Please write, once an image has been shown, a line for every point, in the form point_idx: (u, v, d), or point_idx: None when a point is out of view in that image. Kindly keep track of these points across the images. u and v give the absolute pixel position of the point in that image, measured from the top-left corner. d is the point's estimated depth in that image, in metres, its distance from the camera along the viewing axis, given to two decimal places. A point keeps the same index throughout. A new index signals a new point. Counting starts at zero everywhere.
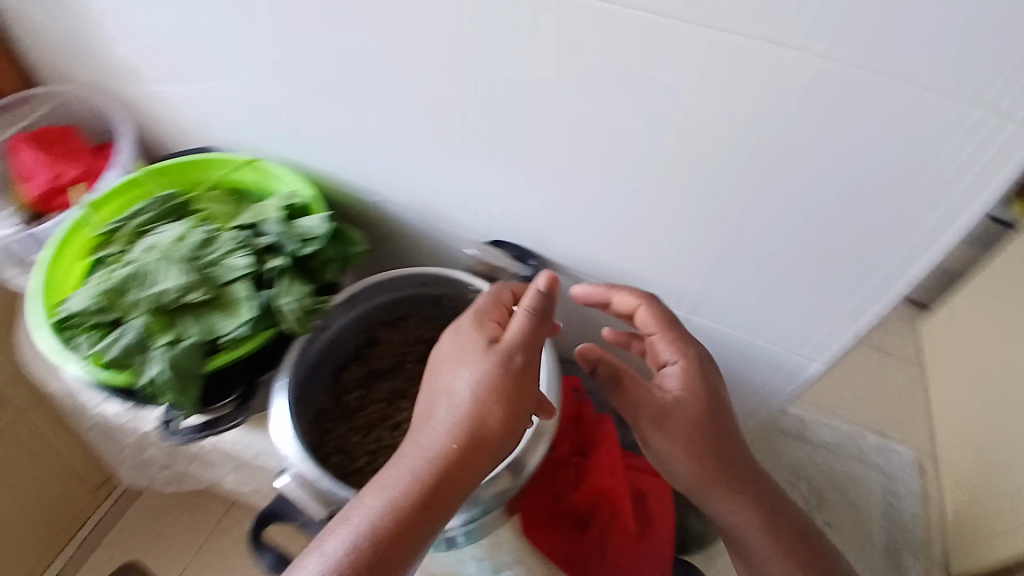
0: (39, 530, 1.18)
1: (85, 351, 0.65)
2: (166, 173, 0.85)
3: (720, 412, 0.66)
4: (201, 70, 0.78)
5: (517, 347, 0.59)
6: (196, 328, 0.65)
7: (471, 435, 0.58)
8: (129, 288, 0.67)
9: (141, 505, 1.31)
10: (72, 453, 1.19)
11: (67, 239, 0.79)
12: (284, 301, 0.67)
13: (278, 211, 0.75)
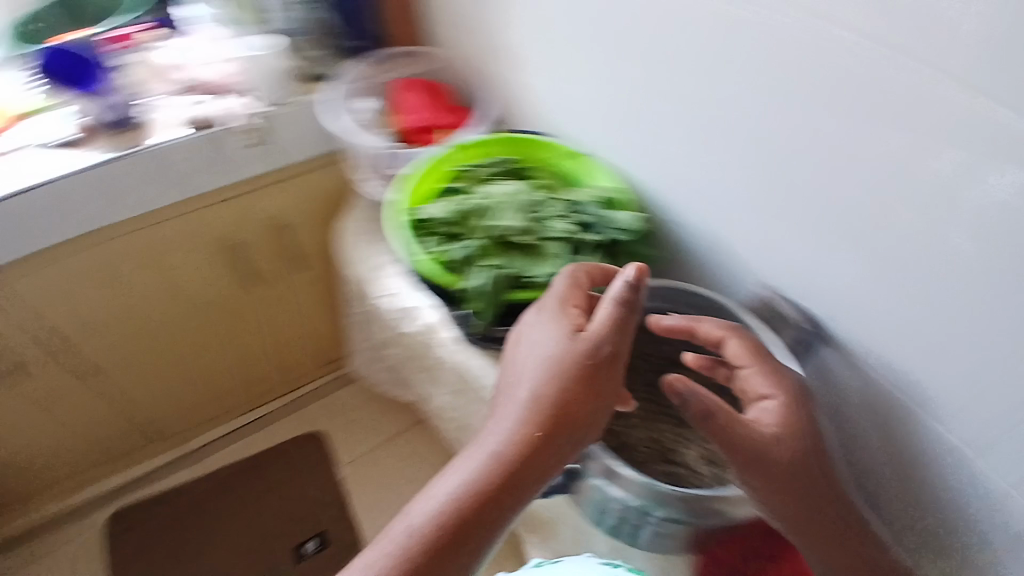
0: (282, 374, 1.45)
1: (432, 249, 0.80)
2: (516, 143, 0.91)
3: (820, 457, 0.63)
4: (551, 55, 0.87)
5: (604, 338, 0.63)
6: (514, 262, 0.76)
7: (554, 419, 0.61)
8: (479, 214, 0.81)
9: (347, 391, 1.53)
10: (328, 329, 1.42)
11: (429, 169, 0.88)
12: (587, 268, 0.75)
13: (602, 195, 0.81)
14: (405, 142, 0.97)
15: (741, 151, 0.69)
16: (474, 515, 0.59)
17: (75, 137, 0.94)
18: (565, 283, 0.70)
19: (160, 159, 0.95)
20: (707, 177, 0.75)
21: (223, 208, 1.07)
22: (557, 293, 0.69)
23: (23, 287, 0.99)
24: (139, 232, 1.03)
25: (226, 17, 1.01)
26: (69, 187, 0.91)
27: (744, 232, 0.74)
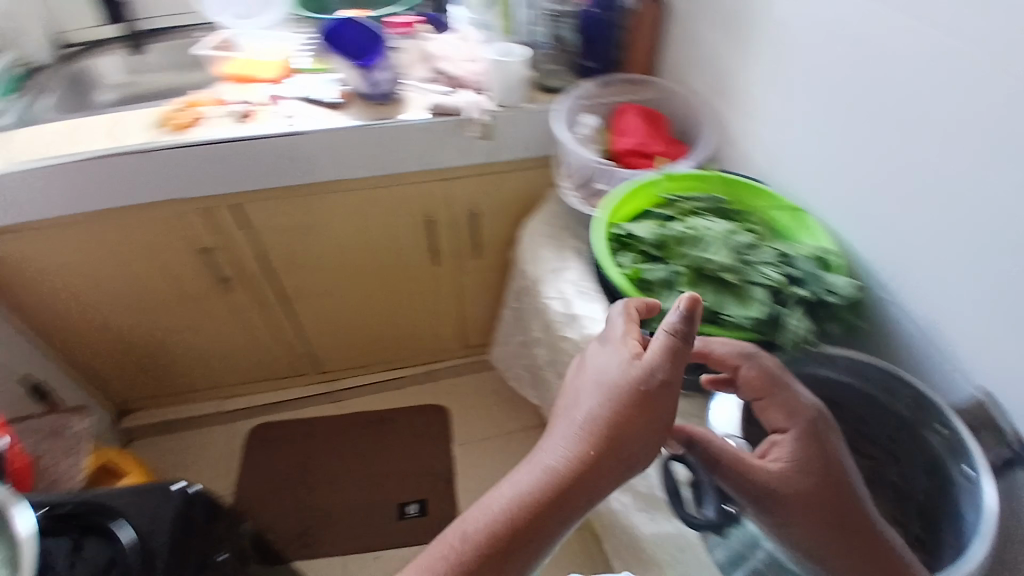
0: (427, 343, 1.55)
1: (626, 264, 0.74)
2: (728, 184, 0.88)
3: (846, 499, 0.56)
4: (792, 106, 0.84)
5: (662, 364, 0.58)
6: (714, 298, 0.70)
7: (603, 441, 0.57)
8: (681, 241, 0.73)
9: (476, 376, 1.62)
10: (479, 315, 1.50)
11: (634, 189, 0.86)
12: (794, 320, 0.67)
13: (815, 255, 0.74)
14: (620, 165, 0.96)
15: (996, 252, 0.61)
16: (521, 534, 0.56)
17: (337, 100, 1.03)
18: (626, 313, 0.67)
19: (402, 133, 1.02)
20: (942, 266, 0.68)
21: (436, 188, 1.15)
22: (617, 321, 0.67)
23: (263, 213, 1.11)
24: (364, 192, 1.13)
25: (487, 20, 1.06)
26: (324, 140, 1.00)
27: (975, 331, 0.66)
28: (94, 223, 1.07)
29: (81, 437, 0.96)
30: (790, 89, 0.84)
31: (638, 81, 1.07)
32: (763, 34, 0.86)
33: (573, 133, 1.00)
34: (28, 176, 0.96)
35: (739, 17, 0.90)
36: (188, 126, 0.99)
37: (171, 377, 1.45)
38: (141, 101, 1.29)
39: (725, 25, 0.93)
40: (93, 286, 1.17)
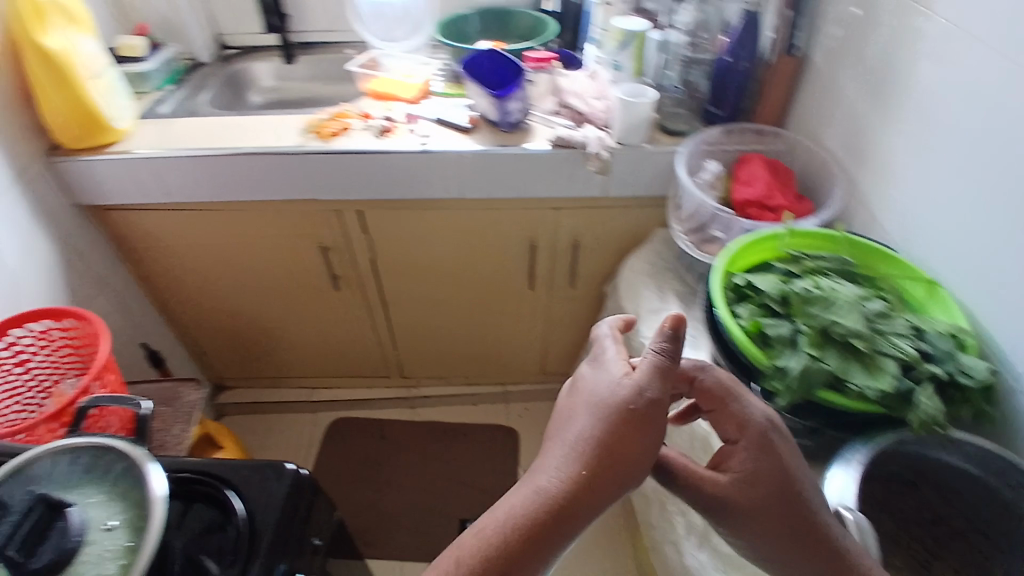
0: (509, 364, 1.57)
1: (743, 316, 0.72)
2: (857, 247, 0.84)
3: (800, 509, 0.56)
4: (933, 177, 0.80)
5: (652, 382, 0.59)
6: (838, 363, 0.66)
7: (596, 460, 0.56)
8: (807, 299, 0.70)
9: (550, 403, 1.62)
10: (564, 344, 1.51)
11: (757, 240, 0.84)
12: (926, 399, 0.62)
13: (950, 334, 0.70)
14: (740, 215, 0.94)
15: None
16: (517, 561, 0.53)
17: (468, 125, 1.10)
18: (612, 335, 0.68)
19: (524, 161, 1.07)
20: None
21: (545, 215, 1.19)
22: (604, 344, 0.67)
23: (380, 221, 1.19)
24: (478, 212, 1.18)
25: (619, 60, 1.09)
26: (452, 161, 1.07)
27: None
28: (234, 212, 1.16)
29: (193, 407, 1.01)
30: (935, 159, 0.79)
31: (765, 132, 1.06)
32: (913, 100, 0.82)
33: (693, 178, 1.00)
34: (188, 164, 1.06)
35: (889, 80, 0.87)
36: (334, 135, 1.08)
37: (265, 361, 1.52)
38: (286, 107, 1.41)
39: (873, 87, 0.90)
40: (220, 269, 1.27)
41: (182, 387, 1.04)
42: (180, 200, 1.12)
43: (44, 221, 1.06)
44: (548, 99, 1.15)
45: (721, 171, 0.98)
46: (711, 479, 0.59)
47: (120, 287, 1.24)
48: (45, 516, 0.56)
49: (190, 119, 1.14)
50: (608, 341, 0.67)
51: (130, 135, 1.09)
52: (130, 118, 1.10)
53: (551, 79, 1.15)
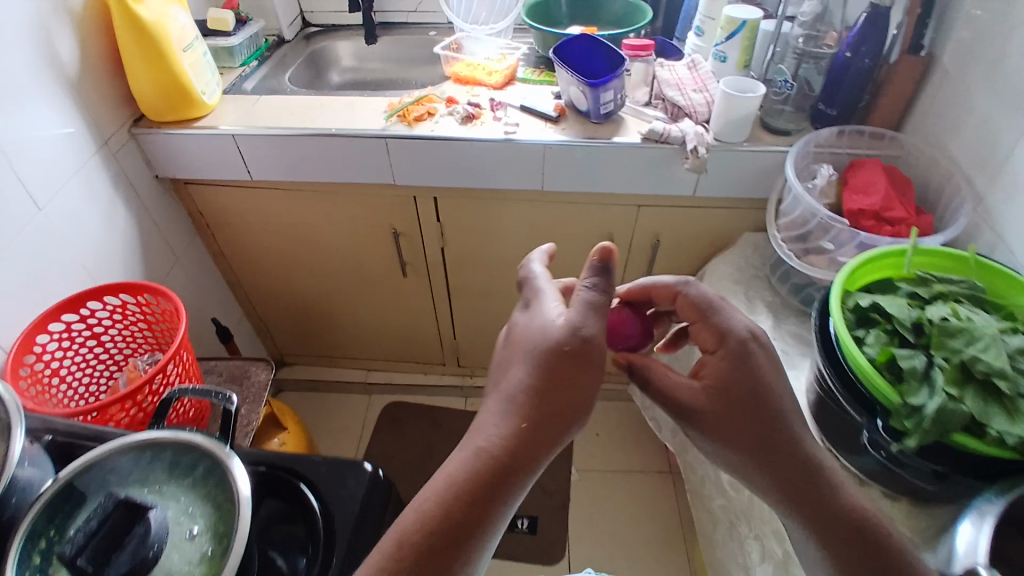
0: None
1: (870, 344, 0.65)
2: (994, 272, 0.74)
3: (766, 421, 0.56)
4: None
5: (584, 320, 0.60)
6: (978, 404, 0.58)
7: (536, 409, 0.57)
8: (945, 330, 0.62)
9: (606, 405, 1.58)
10: None
11: (880, 257, 0.76)
12: None
13: None
14: (852, 226, 0.86)
15: None
16: (459, 520, 0.53)
17: (555, 113, 1.05)
18: (544, 276, 0.68)
19: (610, 154, 1.02)
20: None
21: (625, 212, 1.14)
22: (539, 286, 0.67)
23: (454, 210, 1.16)
24: (556, 206, 1.14)
25: (726, 52, 1.03)
26: (536, 152, 1.03)
27: None
28: (306, 194, 1.16)
29: (262, 388, 1.02)
30: None
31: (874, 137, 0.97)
32: None
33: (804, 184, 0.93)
34: (271, 143, 1.05)
35: None
36: (417, 120, 1.05)
37: (326, 341, 1.52)
38: (363, 88, 1.40)
39: (1012, 94, 0.80)
40: (292, 248, 1.28)
41: (251, 367, 1.05)
42: (260, 178, 1.11)
43: (128, 191, 1.07)
44: (640, 90, 1.10)
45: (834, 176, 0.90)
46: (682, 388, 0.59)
47: (197, 261, 1.26)
48: (121, 522, 0.51)
49: (275, 98, 1.13)
50: (540, 281, 0.68)
51: (218, 111, 1.09)
52: (216, 94, 1.10)
53: (647, 69, 1.10)
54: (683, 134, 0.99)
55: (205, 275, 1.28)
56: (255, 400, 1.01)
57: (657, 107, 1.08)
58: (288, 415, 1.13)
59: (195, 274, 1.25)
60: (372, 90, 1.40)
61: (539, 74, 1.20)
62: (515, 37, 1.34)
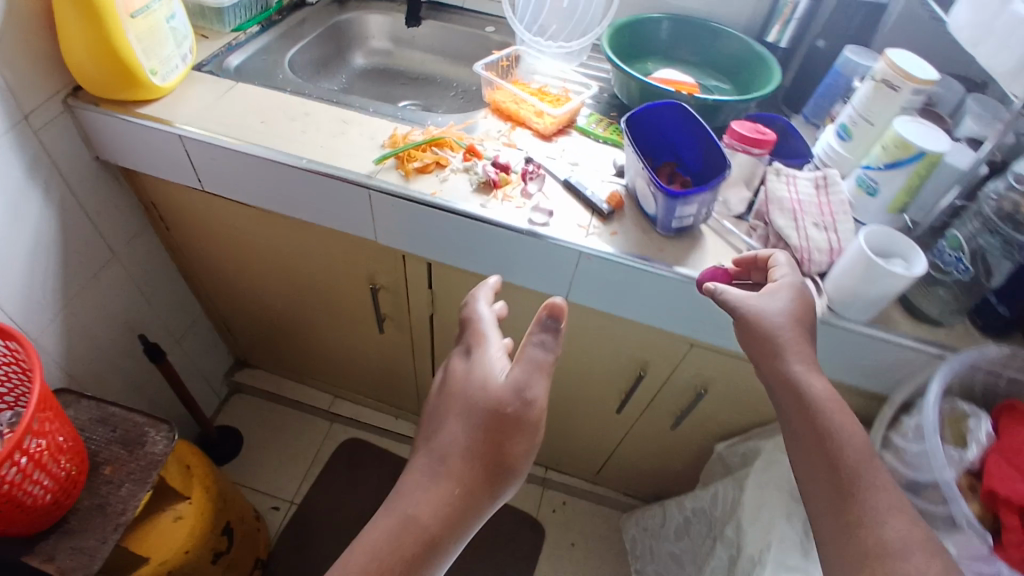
0: (558, 455, 1.27)
1: None
2: None
3: (793, 359, 0.57)
4: None
5: (531, 381, 0.55)
6: None
7: (472, 470, 0.54)
8: None
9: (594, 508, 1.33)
10: (632, 463, 1.19)
11: None
12: None
13: None
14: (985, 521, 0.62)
15: None
16: None
17: (607, 208, 0.76)
18: (489, 318, 0.61)
19: (669, 285, 0.73)
20: None
21: (670, 344, 0.85)
22: (483, 330, 0.61)
23: (451, 282, 0.89)
24: (584, 313, 0.85)
25: (878, 183, 0.71)
26: (569, 256, 0.75)
27: None
28: (273, 218, 0.89)
29: (152, 464, 0.83)
30: None
31: None
32: None
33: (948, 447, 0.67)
34: (229, 155, 0.79)
35: None
36: (420, 171, 0.77)
37: (288, 363, 1.29)
38: (391, 82, 1.13)
39: None
40: (257, 267, 1.03)
41: (148, 429, 0.86)
42: (214, 191, 0.86)
43: (52, 170, 0.83)
44: (736, 194, 0.78)
45: (997, 444, 0.65)
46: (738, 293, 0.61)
47: (146, 254, 1.03)
48: None
49: (255, 88, 0.87)
50: (485, 326, 0.61)
51: (173, 96, 0.84)
52: (178, 72, 0.85)
53: (756, 167, 0.77)
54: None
55: (156, 271, 1.06)
56: (138, 479, 0.81)
57: (756, 232, 0.76)
58: (193, 481, 0.93)
59: (140, 270, 1.02)
60: (400, 86, 1.12)
61: (604, 127, 0.90)
62: (589, 62, 1.03)
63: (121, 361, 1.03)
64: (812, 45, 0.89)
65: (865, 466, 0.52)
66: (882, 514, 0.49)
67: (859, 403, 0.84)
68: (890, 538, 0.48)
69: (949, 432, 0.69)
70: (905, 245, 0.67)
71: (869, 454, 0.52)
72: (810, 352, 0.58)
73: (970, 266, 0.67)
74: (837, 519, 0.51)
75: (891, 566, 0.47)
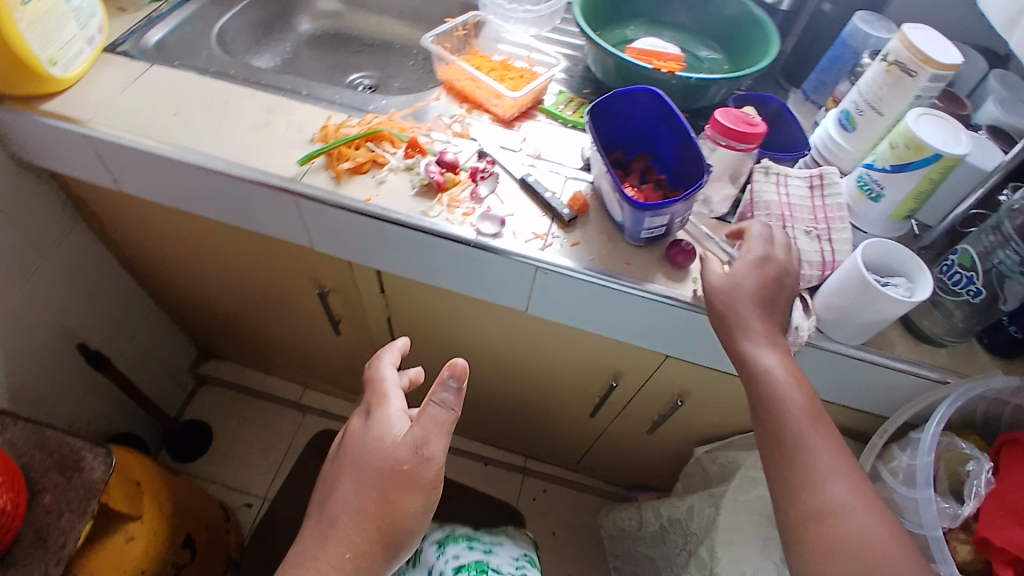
0: (535, 449, 1.21)
1: None
2: None
3: (744, 328, 0.54)
4: None
5: (427, 439, 0.53)
6: None
7: (366, 532, 0.51)
8: None
9: (572, 495, 1.25)
10: (610, 462, 1.13)
11: None
12: None
13: None
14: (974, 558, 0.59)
15: None
16: None
17: (568, 213, 0.66)
18: (394, 378, 0.59)
19: (634, 303, 0.64)
20: None
21: (643, 353, 0.76)
22: (384, 390, 0.58)
23: (402, 289, 0.80)
24: (546, 323, 0.76)
25: (883, 187, 0.61)
26: (524, 272, 0.66)
27: None
28: (203, 220, 0.80)
29: (90, 491, 0.78)
30: None
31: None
32: None
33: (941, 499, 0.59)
34: (141, 157, 0.69)
35: None
36: (353, 172, 0.68)
37: (255, 355, 1.23)
38: (342, 48, 1.01)
39: None
40: (195, 262, 0.93)
41: (85, 453, 0.81)
42: (132, 191, 0.77)
43: None
44: (718, 192, 0.67)
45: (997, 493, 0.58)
46: (710, 272, 0.57)
47: (83, 252, 0.95)
48: None
49: (172, 73, 0.76)
50: (388, 386, 0.59)
51: (79, 85, 0.74)
52: (84, 57, 0.74)
53: (741, 165, 0.65)
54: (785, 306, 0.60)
55: (99, 268, 0.99)
56: (77, 508, 0.77)
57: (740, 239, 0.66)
58: (144, 497, 0.90)
59: (79, 269, 0.95)
60: (354, 53, 1.01)
61: (574, 108, 0.79)
62: (561, 27, 0.91)
63: (70, 366, 0.98)
64: (817, 8, 0.79)
65: (808, 417, 0.50)
66: (823, 467, 0.49)
67: (851, 420, 0.76)
68: (833, 494, 0.48)
69: (944, 472, 0.62)
70: (913, 262, 0.57)
71: (814, 410, 0.51)
72: (766, 316, 0.55)
73: (982, 287, 0.58)
74: (782, 475, 0.50)
75: (836, 525, 0.47)
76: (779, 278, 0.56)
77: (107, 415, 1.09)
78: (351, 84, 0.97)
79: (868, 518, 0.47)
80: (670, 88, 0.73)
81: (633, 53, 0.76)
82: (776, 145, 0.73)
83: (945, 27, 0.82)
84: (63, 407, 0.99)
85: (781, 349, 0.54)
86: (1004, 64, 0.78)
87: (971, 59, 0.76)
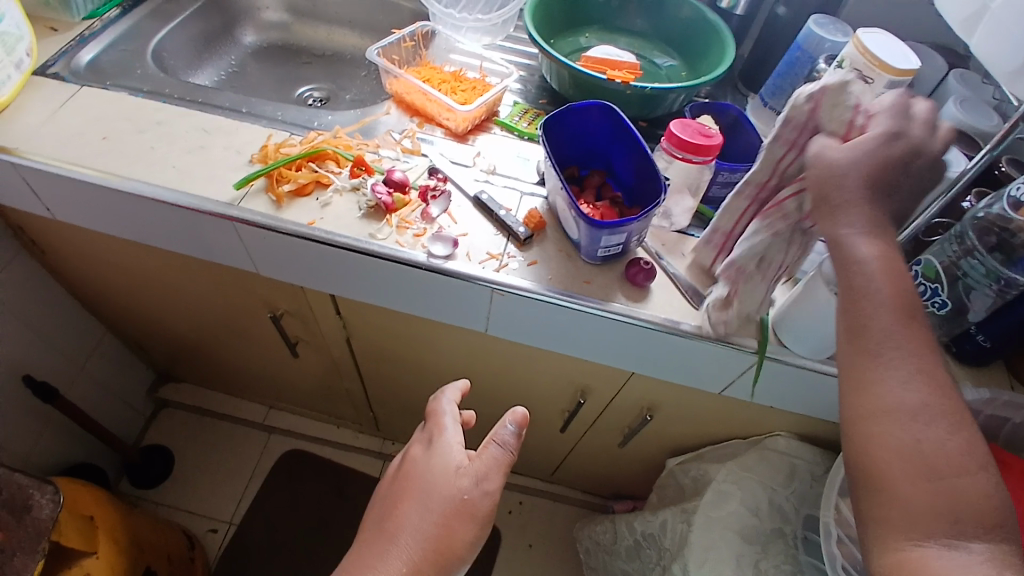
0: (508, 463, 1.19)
1: None
2: None
3: (841, 216, 0.42)
4: None
5: (486, 475, 0.52)
6: None
7: (420, 552, 0.49)
8: None
9: (550, 508, 1.23)
10: (585, 474, 1.11)
11: None
12: None
13: None
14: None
15: None
16: None
17: (524, 231, 0.63)
18: (453, 413, 0.58)
19: (596, 322, 0.62)
20: None
21: (608, 371, 0.74)
22: (444, 422, 0.57)
23: (360, 312, 0.77)
24: (506, 343, 0.74)
25: None
26: (482, 293, 0.63)
27: None
28: (144, 246, 0.76)
29: (40, 532, 0.73)
30: None
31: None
32: None
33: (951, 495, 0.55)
34: (71, 186, 0.65)
35: None
36: (294, 196, 0.65)
37: (216, 378, 1.19)
38: (291, 61, 0.98)
39: None
40: (141, 288, 0.89)
41: (33, 492, 0.75)
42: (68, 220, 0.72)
43: None
44: (676, 204, 0.65)
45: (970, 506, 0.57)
46: (821, 143, 0.44)
47: (28, 280, 0.90)
48: None
49: (103, 97, 0.72)
50: (447, 419, 0.57)
51: (6, 112, 0.68)
52: (13, 82, 0.69)
53: (699, 175, 0.63)
54: (782, 235, 0.50)
55: (43, 298, 0.94)
56: (28, 548, 0.71)
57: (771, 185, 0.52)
58: (99, 533, 0.85)
59: (22, 303, 0.90)
60: (303, 65, 0.98)
61: (530, 120, 0.76)
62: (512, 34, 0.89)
63: (19, 402, 0.93)
64: (772, 13, 0.78)
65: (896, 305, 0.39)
66: (898, 374, 0.40)
67: (820, 430, 0.75)
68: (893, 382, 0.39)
69: None
70: None
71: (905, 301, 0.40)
72: (880, 202, 0.41)
73: (948, 300, 0.58)
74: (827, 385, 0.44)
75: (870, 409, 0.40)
76: (906, 162, 0.41)
77: (62, 451, 1.04)
78: (301, 97, 0.93)
79: (956, 438, 0.38)
80: (625, 97, 0.71)
81: (588, 61, 0.73)
82: (736, 151, 0.72)
83: (899, 28, 0.81)
84: (15, 443, 0.94)
85: (891, 241, 0.41)
86: (962, 63, 0.78)
87: (928, 60, 0.75)
